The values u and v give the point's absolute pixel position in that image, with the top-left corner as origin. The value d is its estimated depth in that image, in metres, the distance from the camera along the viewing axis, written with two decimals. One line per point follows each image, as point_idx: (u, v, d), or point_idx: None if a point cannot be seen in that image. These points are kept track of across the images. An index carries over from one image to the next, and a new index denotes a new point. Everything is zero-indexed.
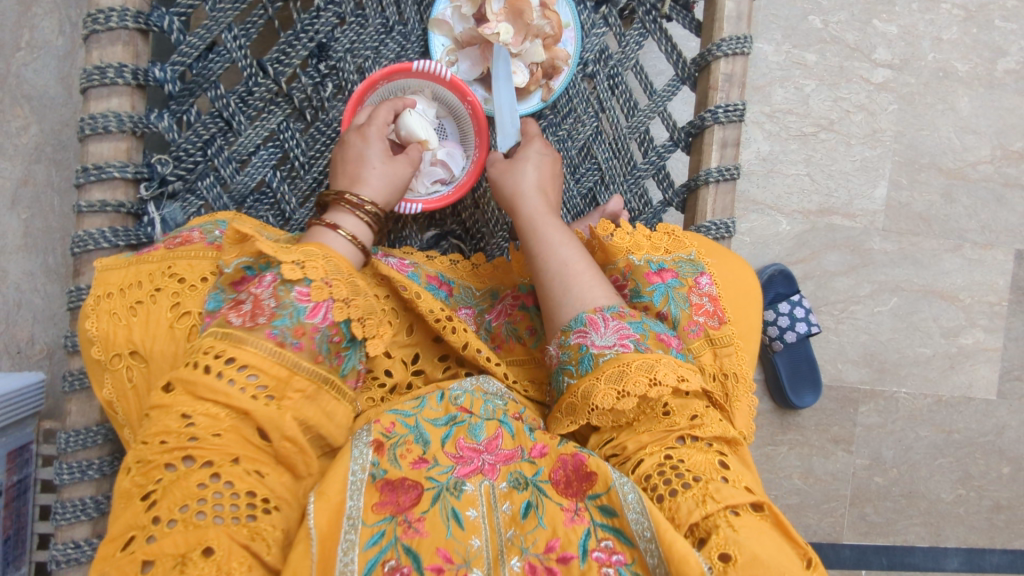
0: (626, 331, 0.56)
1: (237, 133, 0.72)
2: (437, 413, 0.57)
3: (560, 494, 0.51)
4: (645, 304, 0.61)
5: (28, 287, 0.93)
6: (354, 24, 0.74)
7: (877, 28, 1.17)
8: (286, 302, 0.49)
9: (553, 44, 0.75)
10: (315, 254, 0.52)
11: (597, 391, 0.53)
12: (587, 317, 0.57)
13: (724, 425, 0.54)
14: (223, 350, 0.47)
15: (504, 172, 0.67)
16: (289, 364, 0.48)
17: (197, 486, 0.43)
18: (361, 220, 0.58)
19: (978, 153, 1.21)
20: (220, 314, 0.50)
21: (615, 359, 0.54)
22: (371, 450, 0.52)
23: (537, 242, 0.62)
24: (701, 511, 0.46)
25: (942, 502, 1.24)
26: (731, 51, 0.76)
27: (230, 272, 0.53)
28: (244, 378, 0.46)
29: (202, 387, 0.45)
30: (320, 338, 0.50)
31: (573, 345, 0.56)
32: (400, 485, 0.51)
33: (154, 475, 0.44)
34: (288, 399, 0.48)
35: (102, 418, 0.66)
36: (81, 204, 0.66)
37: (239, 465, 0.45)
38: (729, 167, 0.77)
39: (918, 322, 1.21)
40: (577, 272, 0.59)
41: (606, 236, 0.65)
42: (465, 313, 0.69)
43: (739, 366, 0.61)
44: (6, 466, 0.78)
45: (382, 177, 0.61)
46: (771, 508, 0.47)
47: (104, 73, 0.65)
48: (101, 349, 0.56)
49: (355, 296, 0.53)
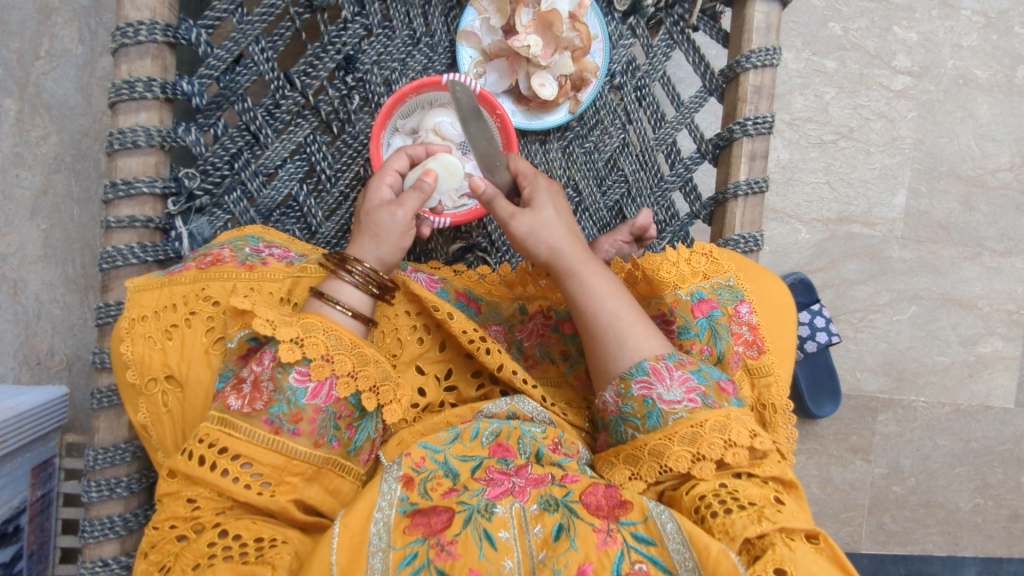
0: (692, 384, 0.56)
1: (264, 146, 0.72)
2: (468, 449, 0.57)
3: (592, 514, 0.50)
4: (691, 340, 0.63)
5: (48, 298, 0.92)
6: (381, 36, 0.73)
7: (897, 35, 1.17)
8: (284, 387, 0.51)
9: (581, 57, 0.74)
10: (315, 328, 0.53)
11: (670, 453, 0.53)
12: (649, 366, 0.56)
13: (781, 466, 0.55)
14: (218, 438, 0.50)
15: (534, 225, 0.59)
16: (284, 450, 0.50)
17: (206, 545, 0.48)
18: (358, 288, 0.56)
19: (998, 160, 1.21)
20: (222, 394, 0.52)
21: (688, 418, 0.54)
22: (399, 485, 0.53)
23: (582, 295, 0.59)
24: (757, 529, 0.46)
25: (960, 511, 1.24)
26: (761, 63, 0.75)
27: (236, 345, 0.56)
28: (239, 467, 0.49)
29: (200, 476, 0.49)
30: (322, 418, 0.52)
31: (637, 398, 0.55)
32: (433, 510, 0.51)
33: (169, 548, 0.49)
34: (285, 484, 0.51)
35: (130, 435, 0.66)
36: (110, 219, 0.65)
37: (244, 519, 0.49)
38: (757, 180, 0.76)
39: (937, 330, 1.21)
40: (630, 323, 0.58)
41: (654, 270, 0.63)
42: (495, 330, 0.69)
43: (778, 396, 0.63)
44: (31, 482, 0.77)
45: (369, 230, 0.57)
46: (827, 542, 0.46)
47: (133, 88, 0.64)
48: (136, 373, 0.58)
49: (364, 367, 0.54)
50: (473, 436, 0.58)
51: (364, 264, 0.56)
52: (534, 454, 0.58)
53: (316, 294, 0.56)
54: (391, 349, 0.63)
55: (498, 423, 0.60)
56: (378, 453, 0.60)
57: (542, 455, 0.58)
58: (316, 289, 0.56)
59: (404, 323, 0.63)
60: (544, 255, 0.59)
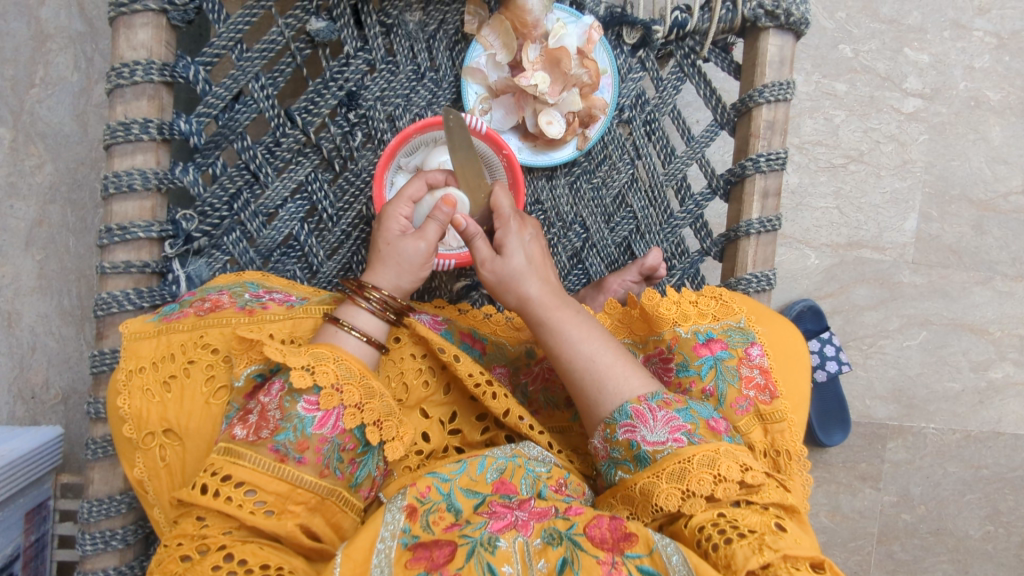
0: (676, 423, 0.53)
1: (264, 185, 0.70)
2: (474, 482, 0.55)
3: (596, 547, 0.47)
4: (692, 378, 0.61)
5: (43, 331, 0.91)
6: (384, 71, 0.72)
7: (908, 57, 1.15)
8: (291, 415, 0.49)
9: (590, 93, 0.72)
10: (325, 356, 0.51)
11: (659, 491, 0.51)
12: (631, 408, 0.53)
13: (782, 491, 0.52)
14: (222, 467, 0.48)
15: (504, 275, 0.57)
16: (290, 478, 0.48)
17: (211, 568, 0.45)
18: (373, 314, 0.56)
19: (1010, 183, 1.18)
20: (228, 428, 0.51)
21: (674, 454, 0.51)
22: (403, 515, 0.50)
23: (556, 343, 0.56)
24: (759, 560, 0.44)
25: (970, 539, 1.22)
26: (774, 97, 0.73)
27: (241, 384, 0.55)
28: (242, 494, 0.47)
29: (203, 503, 0.47)
30: (327, 449, 0.50)
31: (622, 442, 0.53)
32: (435, 543, 0.48)
33: (173, 569, 0.46)
34: (289, 511, 0.48)
35: (126, 485, 0.65)
36: (105, 265, 0.64)
37: (251, 544, 0.46)
38: (770, 218, 0.74)
39: (948, 356, 1.19)
40: (608, 366, 0.55)
41: (651, 307, 0.63)
42: (500, 372, 0.66)
43: (792, 443, 0.59)
44: (23, 528, 0.76)
45: (389, 260, 0.57)
46: (832, 568, 0.45)
47: (129, 129, 0.63)
48: (133, 428, 0.56)
49: (369, 399, 0.52)
50: (479, 470, 0.55)
51: (382, 290, 0.57)
52: (537, 493, 0.55)
53: (331, 322, 0.56)
54: (397, 394, 0.59)
55: (504, 458, 0.57)
56: (378, 492, 0.57)
57: (544, 495, 0.55)
58: (329, 316, 0.56)
59: (410, 366, 0.59)
60: (515, 306, 0.58)
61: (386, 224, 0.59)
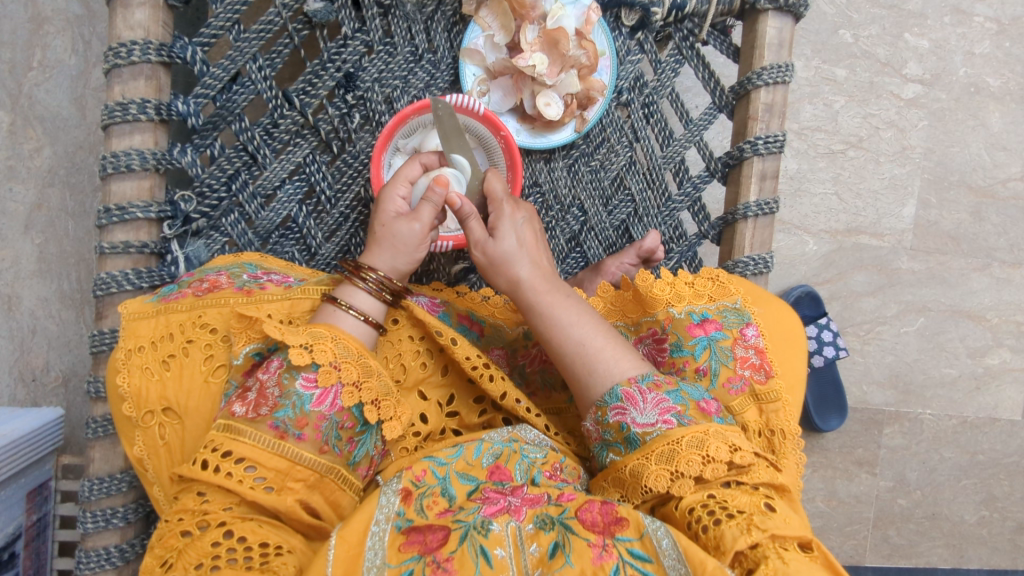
0: (666, 405, 0.53)
1: (262, 167, 0.70)
2: (470, 467, 0.55)
3: (587, 529, 0.46)
4: (686, 358, 0.61)
5: (42, 314, 0.91)
6: (382, 53, 0.72)
7: (909, 42, 1.14)
8: (290, 392, 0.50)
9: (588, 75, 0.72)
10: (323, 335, 0.52)
11: (648, 472, 0.51)
12: (622, 392, 0.54)
13: (771, 471, 0.52)
14: (223, 443, 0.48)
15: (497, 257, 0.58)
16: (290, 455, 0.49)
17: (210, 544, 0.45)
18: (372, 295, 0.56)
19: (1009, 170, 1.18)
20: (228, 404, 0.51)
21: (664, 436, 0.51)
22: (398, 499, 0.51)
23: (547, 326, 0.57)
24: (748, 540, 0.44)
25: (966, 524, 1.23)
26: (772, 80, 0.73)
27: (240, 361, 0.55)
28: (243, 470, 0.47)
29: (203, 478, 0.47)
30: (326, 426, 0.50)
31: (613, 424, 0.54)
32: (428, 528, 0.48)
33: (173, 543, 0.46)
34: (288, 488, 0.49)
35: (126, 464, 0.65)
36: (104, 246, 0.64)
37: (251, 522, 0.47)
38: (767, 201, 0.75)
39: (945, 343, 1.19)
40: (597, 350, 0.56)
41: (644, 288, 0.64)
42: (497, 355, 0.66)
43: (786, 422, 0.60)
44: (26, 508, 0.77)
45: (383, 242, 0.58)
46: (821, 549, 0.45)
47: (127, 110, 0.63)
48: (132, 406, 0.56)
49: (367, 378, 0.52)
50: (475, 455, 0.56)
51: (378, 271, 0.57)
52: (531, 479, 0.55)
53: (330, 301, 0.56)
54: (395, 375, 0.59)
55: (500, 443, 0.57)
56: (375, 475, 0.57)
57: (538, 481, 0.55)
58: (328, 296, 0.57)
59: (408, 348, 0.59)
60: (506, 289, 0.58)
61: (383, 206, 0.59)
